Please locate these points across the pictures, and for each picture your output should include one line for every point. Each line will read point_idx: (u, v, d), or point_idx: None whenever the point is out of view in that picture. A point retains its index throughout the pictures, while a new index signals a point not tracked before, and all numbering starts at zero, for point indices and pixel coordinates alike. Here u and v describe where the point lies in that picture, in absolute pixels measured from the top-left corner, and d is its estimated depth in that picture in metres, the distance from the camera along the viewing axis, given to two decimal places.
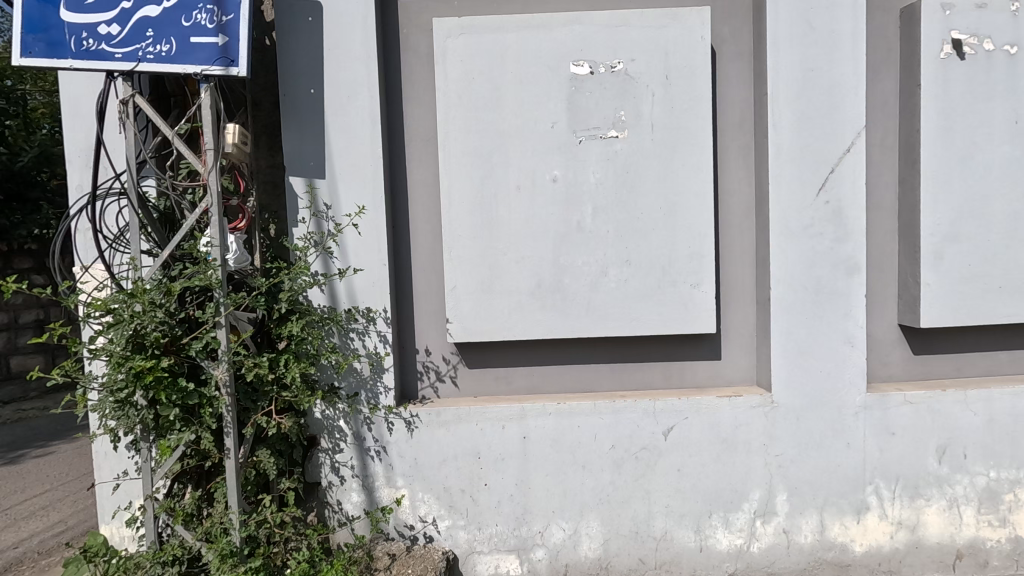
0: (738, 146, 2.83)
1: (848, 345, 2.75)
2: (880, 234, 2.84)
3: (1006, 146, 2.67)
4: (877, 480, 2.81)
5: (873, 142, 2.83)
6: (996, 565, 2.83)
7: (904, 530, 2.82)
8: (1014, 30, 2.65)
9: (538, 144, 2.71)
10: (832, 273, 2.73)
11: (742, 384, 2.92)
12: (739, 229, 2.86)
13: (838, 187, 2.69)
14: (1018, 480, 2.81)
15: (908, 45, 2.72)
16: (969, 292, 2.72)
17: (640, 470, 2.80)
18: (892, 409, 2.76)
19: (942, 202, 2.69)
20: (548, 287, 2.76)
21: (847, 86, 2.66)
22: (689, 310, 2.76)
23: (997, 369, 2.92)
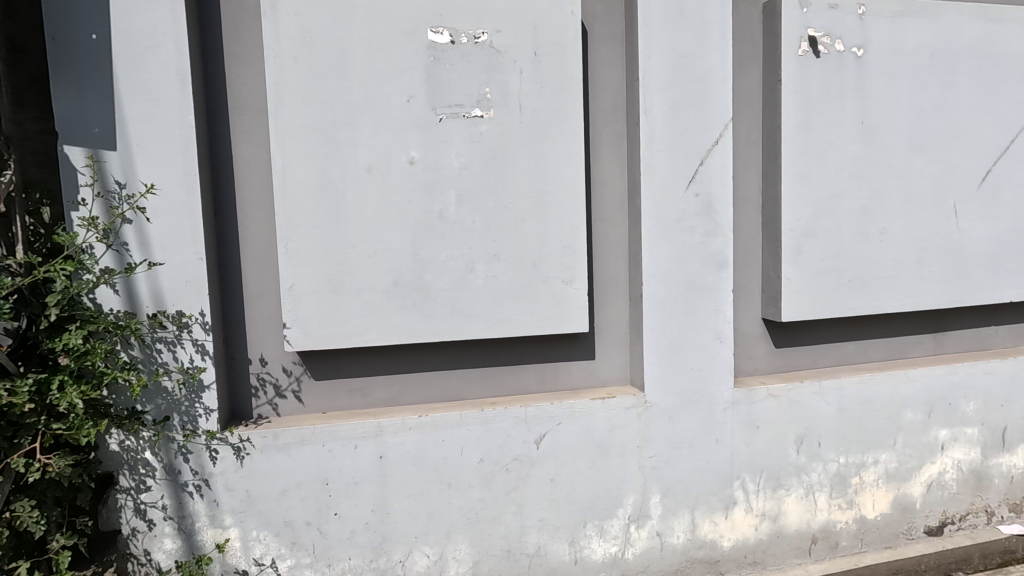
0: (611, 134, 2.68)
1: (717, 341, 2.71)
2: (745, 229, 2.85)
3: (855, 146, 2.76)
4: (743, 474, 2.80)
5: (739, 136, 2.81)
6: (845, 546, 2.96)
7: (767, 521, 2.86)
8: (863, 32, 2.72)
9: (392, 121, 2.34)
10: (702, 268, 2.66)
11: (617, 384, 2.79)
12: (612, 222, 2.72)
13: (708, 180, 2.63)
14: (863, 464, 2.94)
15: (771, 40, 2.72)
16: (823, 286, 2.79)
17: (511, 483, 2.56)
18: (757, 403, 2.77)
19: (801, 198, 2.73)
20: (406, 285, 2.42)
21: (715, 77, 2.59)
22: (563, 309, 2.56)
23: (847, 360, 3.05)
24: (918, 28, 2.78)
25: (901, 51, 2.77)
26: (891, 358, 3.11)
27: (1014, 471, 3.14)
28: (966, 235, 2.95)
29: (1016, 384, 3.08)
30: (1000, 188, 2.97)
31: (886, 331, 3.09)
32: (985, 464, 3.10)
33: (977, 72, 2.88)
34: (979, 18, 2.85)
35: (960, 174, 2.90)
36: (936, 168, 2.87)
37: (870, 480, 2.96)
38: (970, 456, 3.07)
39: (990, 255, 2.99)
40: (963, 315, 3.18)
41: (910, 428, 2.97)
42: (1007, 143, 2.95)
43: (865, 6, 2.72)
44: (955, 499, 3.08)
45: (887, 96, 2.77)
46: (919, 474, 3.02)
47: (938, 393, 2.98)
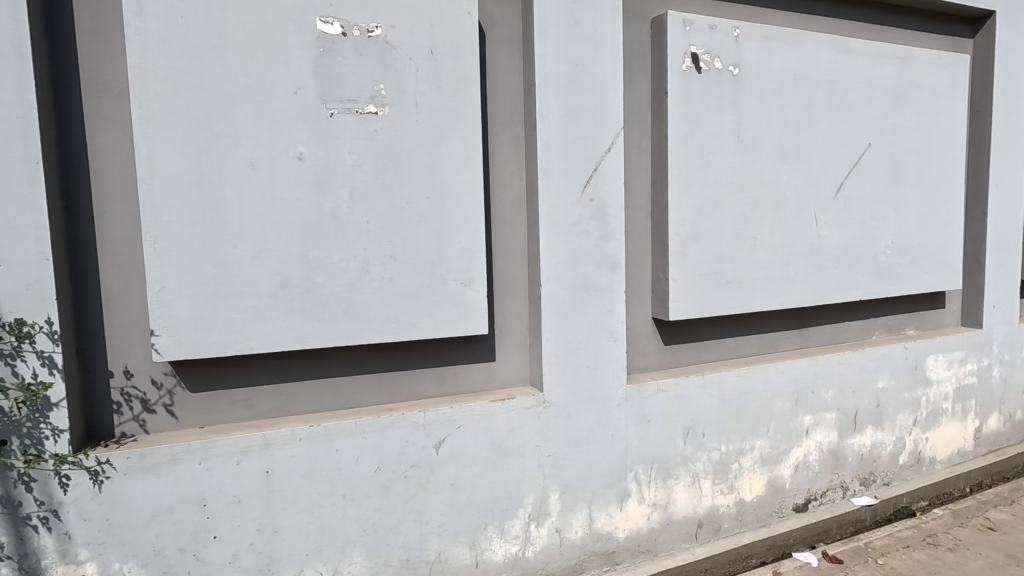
0: (509, 137, 2.70)
1: (611, 340, 2.82)
2: (636, 233, 2.99)
3: (732, 157, 2.99)
4: (636, 467, 2.94)
5: (631, 145, 2.94)
6: (726, 528, 3.20)
7: (658, 510, 3.01)
8: (738, 52, 2.96)
9: (277, 113, 2.20)
10: (597, 270, 2.76)
11: (517, 384, 2.81)
12: (512, 225, 2.74)
13: (602, 185, 2.73)
14: (742, 450, 3.19)
15: (658, 54, 2.88)
16: (706, 287, 2.99)
17: (410, 491, 2.49)
18: (648, 398, 2.92)
19: (686, 205, 2.90)
20: (295, 288, 2.28)
21: (608, 86, 2.70)
22: (462, 311, 2.53)
23: (727, 355, 3.30)
24: (784, 52, 3.07)
25: (770, 73, 3.04)
26: (765, 352, 3.40)
27: (864, 450, 3.56)
28: (824, 241, 3.30)
29: (864, 372, 3.50)
30: (851, 200, 3.35)
31: (760, 327, 3.37)
32: (841, 445, 3.48)
33: (832, 96, 3.23)
34: (833, 47, 3.20)
35: (819, 186, 3.24)
36: (800, 180, 3.18)
37: (747, 465, 3.21)
38: (830, 438, 3.44)
39: (843, 259, 3.37)
40: (823, 311, 3.55)
41: (781, 415, 3.27)
42: (856, 159, 3.34)
43: (740, 29, 2.95)
44: (817, 477, 3.43)
45: (759, 113, 3.03)
46: (788, 457, 3.33)
47: (803, 383, 3.30)
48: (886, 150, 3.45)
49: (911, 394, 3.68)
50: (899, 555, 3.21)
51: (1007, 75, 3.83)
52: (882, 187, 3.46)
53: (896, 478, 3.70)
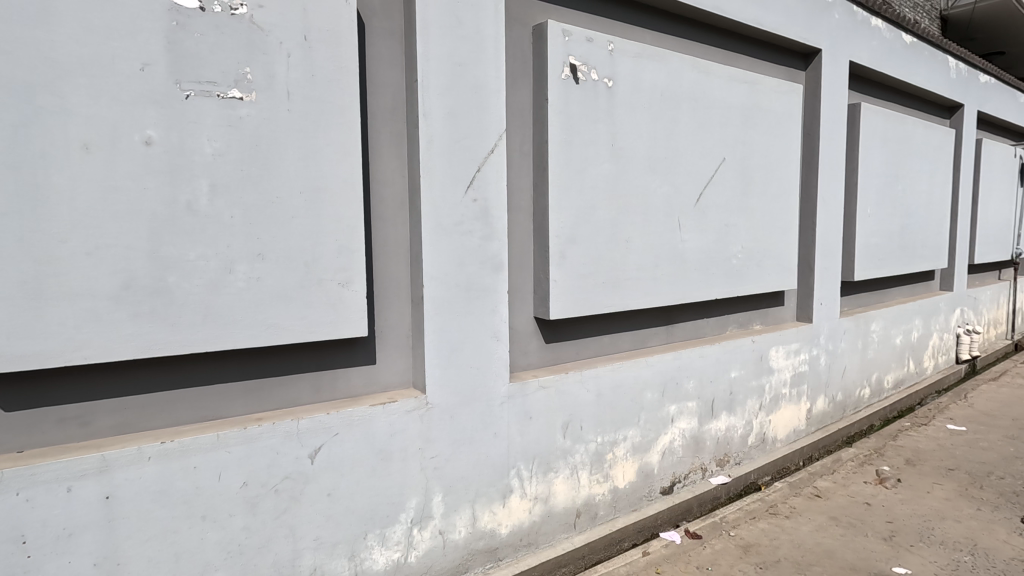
0: (390, 133, 2.62)
1: (493, 339, 2.85)
2: (519, 234, 3.06)
3: (607, 165, 3.17)
4: (518, 463, 3.00)
5: (513, 147, 3.00)
6: (602, 515, 3.38)
7: (539, 503, 3.11)
8: (612, 66, 3.13)
9: (119, 89, 1.93)
10: (480, 270, 2.77)
11: (399, 387, 2.75)
12: (393, 224, 2.67)
13: (484, 186, 2.75)
14: (616, 441, 3.39)
15: (538, 61, 2.96)
16: (584, 287, 3.13)
17: (281, 506, 2.32)
18: (530, 395, 3.00)
19: (565, 208, 3.02)
20: (142, 288, 2.02)
21: (490, 89, 2.73)
22: (339, 313, 2.42)
23: (603, 351, 3.49)
24: (652, 69, 3.30)
25: (640, 87, 3.26)
26: (636, 348, 3.65)
27: (720, 433, 3.95)
28: (686, 245, 3.61)
29: (719, 364, 3.88)
30: (708, 208, 3.70)
31: (632, 325, 3.61)
32: (701, 430, 3.83)
33: (693, 113, 3.54)
34: (694, 68, 3.51)
35: (682, 195, 3.54)
36: (666, 188, 3.44)
37: (620, 454, 3.42)
38: (691, 424, 3.77)
39: (702, 261, 3.71)
40: (685, 309, 3.89)
41: (650, 406, 3.52)
42: (713, 171, 3.69)
43: (613, 43, 3.13)
44: (681, 461, 3.74)
45: (630, 125, 3.24)
46: (656, 444, 3.59)
47: (669, 375, 3.59)
48: (738, 164, 3.86)
49: (757, 381, 4.15)
50: (747, 526, 3.61)
51: (830, 105, 4.47)
52: (734, 198, 3.86)
53: (745, 457, 4.16)
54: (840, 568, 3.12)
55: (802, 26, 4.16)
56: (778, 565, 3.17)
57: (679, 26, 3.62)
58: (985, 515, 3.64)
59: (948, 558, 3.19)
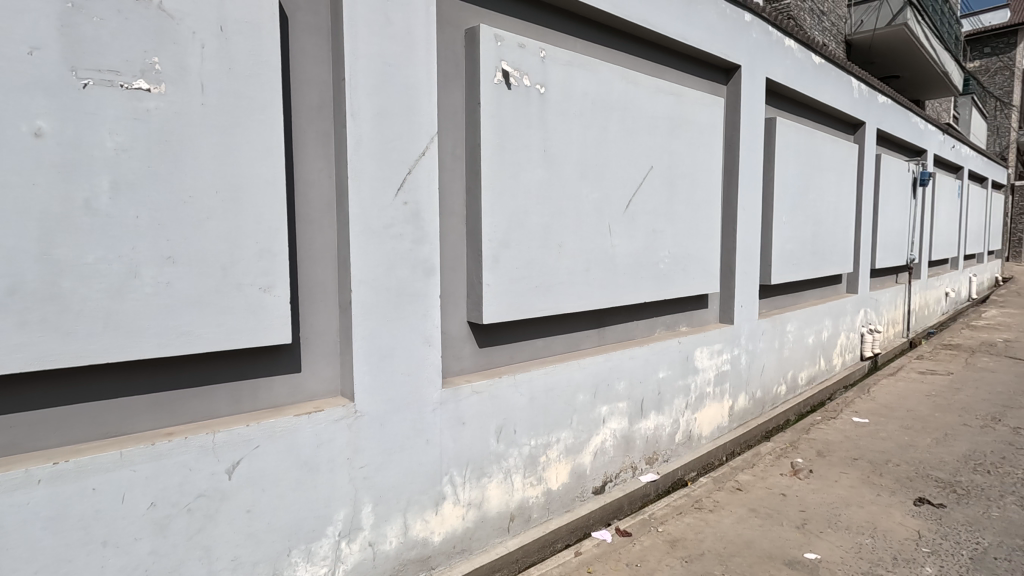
0: (316, 132, 2.53)
1: (425, 344, 2.81)
2: (451, 238, 3.03)
3: (539, 170, 3.20)
4: (451, 469, 2.97)
5: (445, 151, 2.97)
6: (536, 517, 3.40)
7: (473, 509, 3.08)
8: (544, 73, 3.17)
9: (3, 74, 1.75)
10: (411, 275, 2.72)
11: (326, 395, 2.65)
12: (319, 226, 2.57)
13: (415, 189, 2.71)
14: (549, 443, 3.42)
15: (471, 64, 2.95)
16: (517, 291, 3.15)
17: (195, 526, 2.17)
18: (463, 400, 2.97)
19: (498, 212, 3.02)
20: (31, 294, 1.84)
21: (421, 90, 2.69)
22: (259, 319, 2.30)
23: (536, 354, 3.52)
24: (584, 78, 3.37)
25: (572, 95, 3.32)
26: (569, 351, 3.70)
27: (649, 432, 4.08)
28: (617, 250, 3.70)
29: (648, 365, 4.01)
30: (637, 214, 3.82)
31: (564, 328, 3.66)
32: (631, 430, 3.94)
33: (622, 122, 3.65)
34: (623, 78, 3.61)
35: (612, 201, 3.63)
36: (597, 194, 3.53)
37: (554, 456, 3.46)
38: (622, 424, 3.87)
39: (632, 266, 3.82)
40: (616, 312, 3.99)
41: (582, 408, 3.59)
42: (641, 179, 3.82)
43: (545, 50, 3.17)
44: (612, 461, 3.83)
45: (562, 131, 3.29)
46: (588, 445, 3.66)
47: (600, 377, 3.67)
48: (664, 173, 4.01)
49: (684, 381, 4.33)
50: (674, 521, 3.74)
51: (749, 119, 4.73)
52: (661, 204, 4.01)
53: (673, 454, 4.31)
54: (758, 557, 3.30)
55: (722, 43, 4.39)
56: (702, 558, 3.30)
57: (609, 36, 3.72)
58: (884, 500, 3.96)
59: (852, 541, 3.44)
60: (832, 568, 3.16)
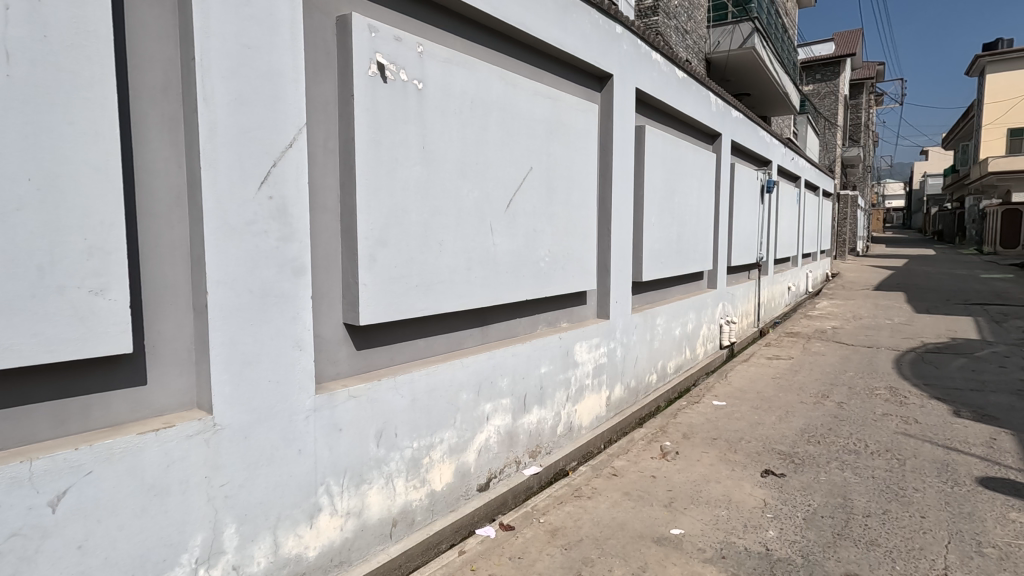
0: (161, 116, 2.27)
1: (294, 348, 2.64)
2: (324, 236, 2.87)
3: (418, 167, 3.14)
4: (327, 478, 2.81)
5: (316, 143, 2.81)
6: (419, 520, 3.34)
7: (351, 518, 2.95)
8: (421, 68, 3.11)
9: None
10: (277, 275, 2.54)
11: (178, 409, 2.38)
12: (167, 221, 2.30)
13: (281, 183, 2.52)
14: (432, 444, 3.38)
15: (343, 53, 2.82)
16: (395, 291, 3.06)
17: (6, 571, 1.84)
18: (338, 406, 2.83)
19: (374, 209, 2.92)
20: None
21: (286, 77, 2.51)
22: (91, 326, 2.01)
23: (418, 355, 3.45)
24: (462, 76, 3.36)
25: (450, 92, 3.30)
26: (451, 350, 3.68)
27: (532, 427, 4.18)
28: (498, 248, 3.75)
29: (530, 361, 4.11)
30: (517, 214, 3.90)
31: (446, 327, 3.64)
32: (514, 425, 4.01)
33: (501, 122, 3.69)
34: (501, 79, 3.66)
35: (492, 200, 3.67)
36: (478, 193, 3.54)
37: (437, 457, 3.42)
38: (505, 420, 3.93)
39: (513, 264, 3.89)
40: (498, 310, 4.04)
41: (465, 407, 3.58)
42: (521, 179, 3.90)
43: (422, 45, 3.11)
44: (496, 457, 3.88)
45: (441, 128, 3.25)
46: (472, 443, 3.67)
47: (483, 375, 3.69)
48: (543, 174, 4.13)
49: (564, 375, 4.49)
50: (555, 511, 3.87)
51: (620, 126, 5.03)
52: (541, 205, 4.13)
53: (555, 446, 4.46)
54: (630, 538, 3.51)
55: (595, 52, 4.62)
56: (580, 544, 3.45)
57: (488, 37, 3.75)
58: (737, 474, 4.41)
59: (710, 514, 3.79)
60: (693, 541, 3.46)
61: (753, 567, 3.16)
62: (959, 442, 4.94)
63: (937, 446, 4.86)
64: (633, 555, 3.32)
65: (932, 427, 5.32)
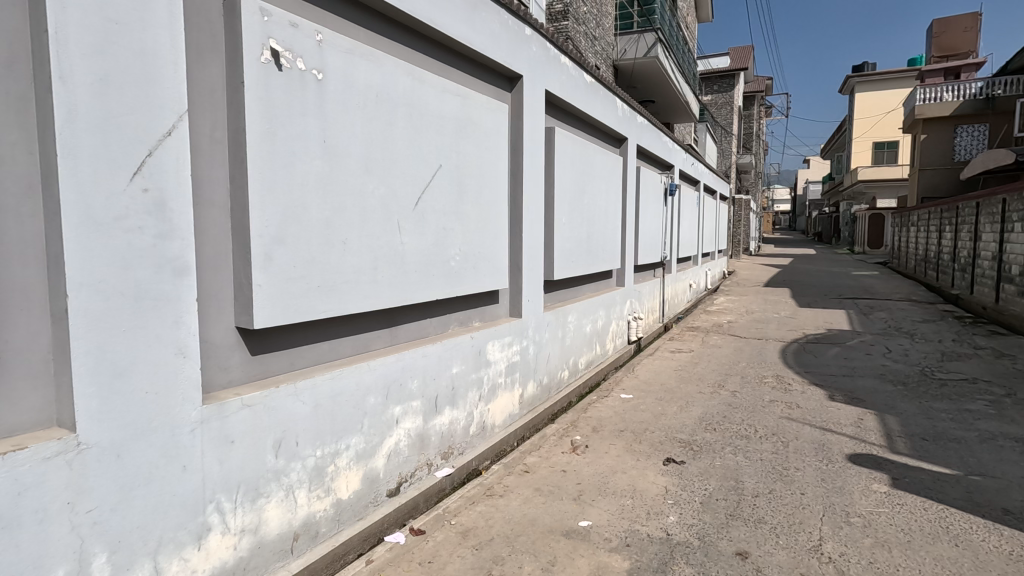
0: (7, 95, 1.99)
1: (177, 356, 2.41)
2: (211, 233, 2.65)
3: (318, 161, 2.99)
4: (217, 495, 2.60)
5: (201, 133, 2.59)
6: (324, 531, 3.18)
7: (246, 536, 2.75)
8: (321, 58, 2.96)
9: None
10: (155, 275, 2.31)
11: (34, 428, 2.11)
12: (16, 215, 2.03)
13: (158, 175, 2.30)
14: (337, 452, 3.23)
15: (231, 36, 2.61)
16: (294, 292, 2.90)
17: None
18: (230, 416, 2.63)
19: (269, 205, 2.74)
20: None
21: (164, 59, 2.29)
22: None
23: (321, 358, 3.29)
24: (366, 68, 3.24)
25: (353, 85, 3.17)
26: (358, 352, 3.55)
27: (443, 428, 4.13)
28: (406, 247, 3.66)
29: (441, 361, 4.05)
30: (426, 212, 3.83)
31: (352, 328, 3.50)
32: (425, 427, 3.94)
33: (408, 118, 3.61)
34: (408, 74, 3.57)
35: (400, 198, 3.57)
36: (384, 190, 3.43)
37: (343, 465, 3.28)
38: (416, 422, 3.85)
39: (422, 263, 3.81)
40: (408, 311, 3.95)
41: (373, 411, 3.47)
42: (431, 177, 3.84)
43: (321, 33, 2.96)
44: (406, 461, 3.78)
45: (343, 122, 3.12)
46: (381, 447, 3.55)
47: (392, 378, 3.59)
48: (452, 172, 4.08)
49: (476, 374, 4.48)
50: (467, 512, 3.85)
51: (531, 126, 5.09)
52: (450, 203, 4.08)
53: (468, 447, 4.44)
54: (541, 532, 3.57)
55: (505, 52, 4.64)
56: (491, 543, 3.45)
57: (394, 30, 3.65)
58: (642, 464, 4.62)
59: (617, 504, 3.93)
60: (600, 531, 3.57)
61: (655, 552, 3.31)
62: (833, 423, 5.49)
63: (815, 428, 5.37)
64: (542, 550, 3.37)
65: (811, 411, 5.86)
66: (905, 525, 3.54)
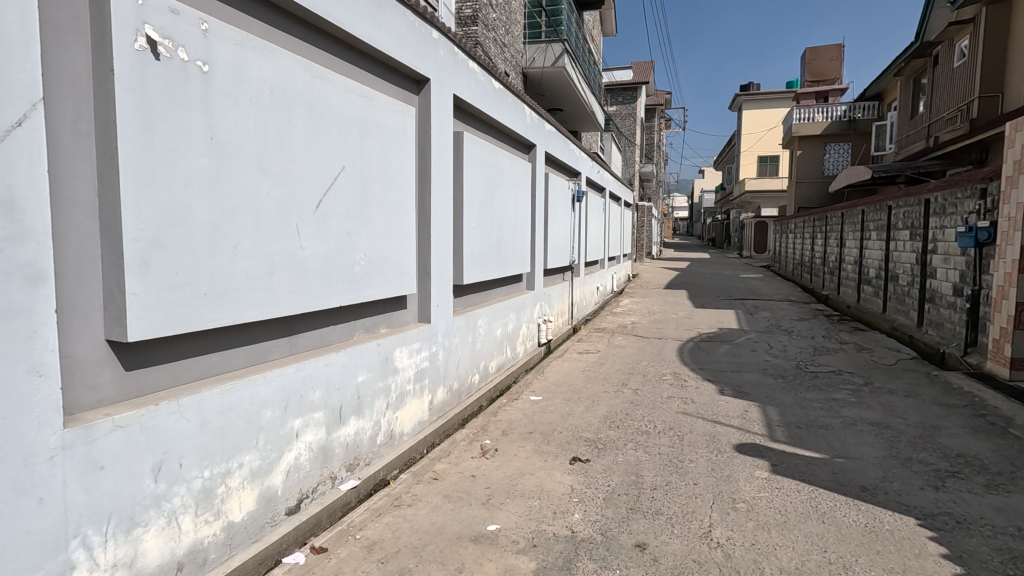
0: None
1: (31, 374, 2.13)
2: (75, 235, 2.38)
3: (204, 160, 2.77)
4: (84, 528, 2.33)
5: (61, 124, 2.31)
6: (213, 558, 2.95)
7: (121, 571, 2.48)
8: (206, 49, 2.76)
9: None
10: (2, 285, 2.03)
11: None
12: None
13: (6, 170, 2.03)
14: (228, 471, 3.01)
15: (98, 19, 2.36)
16: (176, 301, 2.66)
17: None
18: (99, 439, 2.36)
19: (146, 206, 2.50)
20: None
21: (12, 39, 2.02)
22: None
23: (209, 371, 3.05)
24: (258, 63, 3.06)
25: (245, 80, 2.98)
26: (253, 364, 3.33)
27: (348, 439, 3.98)
28: (305, 252, 3.49)
29: (345, 370, 3.90)
30: (327, 216, 3.68)
31: (245, 339, 3.28)
32: (329, 439, 3.78)
33: (307, 117, 3.45)
34: (306, 71, 3.41)
35: (298, 201, 3.41)
36: (281, 192, 3.26)
37: (234, 485, 3.06)
38: (318, 435, 3.68)
39: (323, 268, 3.66)
40: (308, 318, 3.76)
41: (269, 425, 3.27)
42: (332, 179, 3.70)
43: (207, 23, 2.76)
44: (307, 476, 3.60)
45: (233, 118, 2.92)
46: (278, 464, 3.36)
47: (290, 389, 3.41)
48: (356, 175, 3.95)
49: (383, 381, 4.36)
50: (372, 524, 3.74)
51: (439, 130, 5.06)
52: (354, 206, 3.95)
53: (374, 457, 4.31)
54: (448, 540, 3.53)
55: (411, 54, 4.57)
56: (398, 555, 3.37)
57: (291, 24, 3.48)
58: (549, 464, 4.71)
59: (524, 506, 3.99)
60: (507, 534, 3.60)
61: (560, 551, 3.39)
62: (722, 416, 5.92)
63: (707, 421, 5.77)
64: (450, 557, 3.35)
65: (704, 406, 6.29)
66: (782, 507, 3.90)
